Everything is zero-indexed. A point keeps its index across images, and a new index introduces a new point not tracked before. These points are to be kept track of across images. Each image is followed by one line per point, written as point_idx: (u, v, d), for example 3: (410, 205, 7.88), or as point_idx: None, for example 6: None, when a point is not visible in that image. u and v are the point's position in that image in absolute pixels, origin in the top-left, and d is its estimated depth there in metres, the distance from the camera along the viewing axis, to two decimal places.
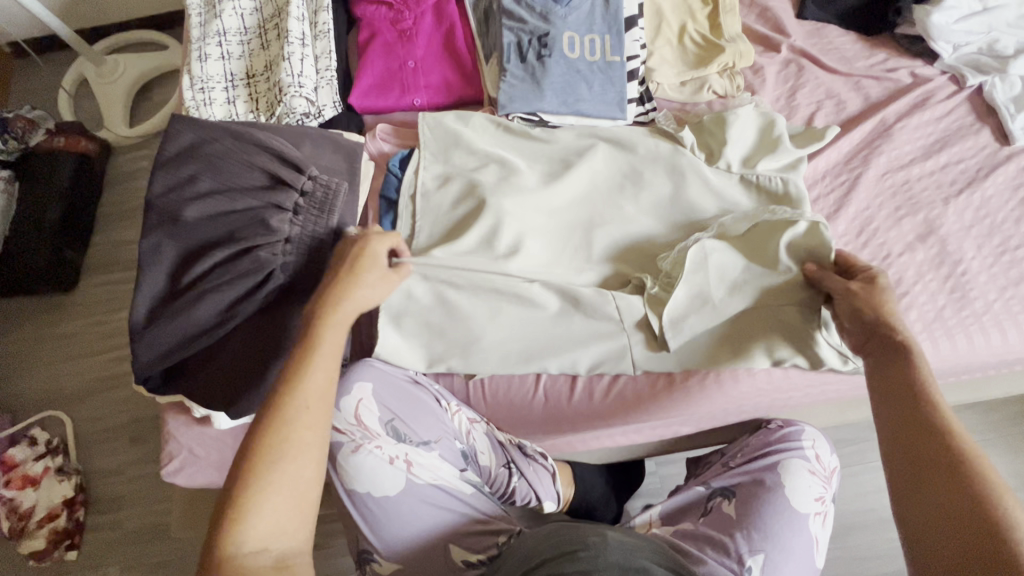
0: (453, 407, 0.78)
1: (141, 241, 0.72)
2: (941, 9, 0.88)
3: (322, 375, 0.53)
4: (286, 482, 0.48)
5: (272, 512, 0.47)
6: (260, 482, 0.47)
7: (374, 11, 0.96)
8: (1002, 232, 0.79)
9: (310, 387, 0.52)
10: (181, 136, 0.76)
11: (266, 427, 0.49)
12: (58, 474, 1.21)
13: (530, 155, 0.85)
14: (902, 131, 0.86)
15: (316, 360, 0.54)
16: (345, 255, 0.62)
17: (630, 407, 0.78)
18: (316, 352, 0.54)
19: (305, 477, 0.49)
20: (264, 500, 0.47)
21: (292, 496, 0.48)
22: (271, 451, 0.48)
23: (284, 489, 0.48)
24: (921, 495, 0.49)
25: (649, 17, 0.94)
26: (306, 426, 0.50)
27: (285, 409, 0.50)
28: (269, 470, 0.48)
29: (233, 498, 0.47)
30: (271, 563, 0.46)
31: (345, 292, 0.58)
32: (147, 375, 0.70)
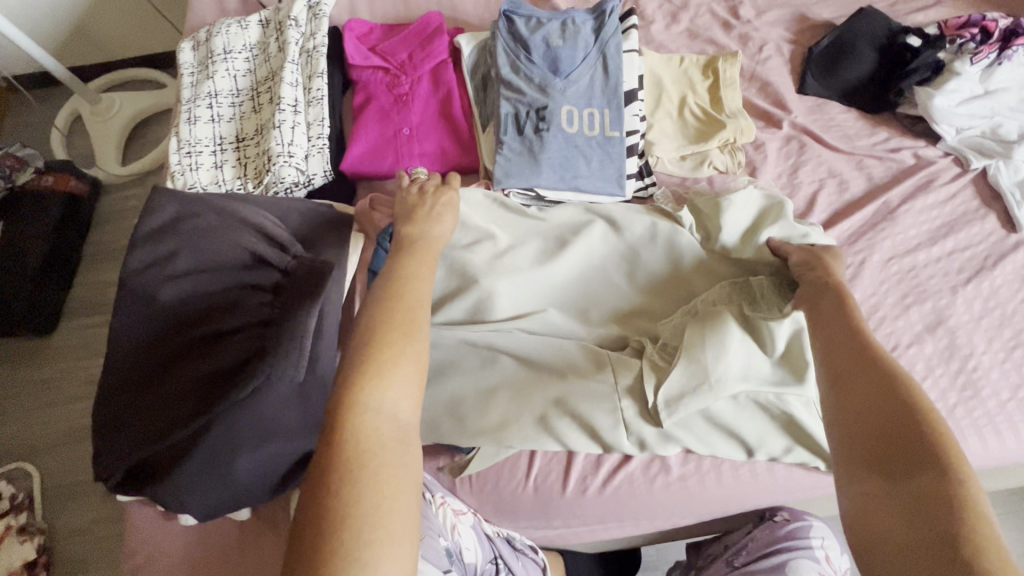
0: (437, 499, 0.72)
1: (114, 322, 0.68)
2: (943, 92, 0.87)
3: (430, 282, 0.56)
4: (412, 357, 0.48)
5: (398, 385, 0.46)
6: (388, 356, 0.47)
7: (370, 76, 0.95)
8: (1013, 325, 0.77)
9: (421, 286, 0.54)
10: (161, 211, 0.73)
11: (391, 309, 0.50)
12: (20, 534, 1.15)
13: (522, 232, 0.82)
14: (907, 215, 0.84)
15: (427, 265, 0.57)
16: (429, 194, 0.67)
17: (625, 505, 0.73)
18: (421, 262, 0.57)
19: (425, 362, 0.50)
20: (396, 371, 0.47)
21: (416, 373, 0.48)
22: (400, 329, 0.49)
23: (411, 363, 0.48)
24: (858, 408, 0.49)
25: (649, 89, 0.93)
26: (425, 315, 0.52)
27: (406, 298, 0.52)
28: (402, 340, 0.48)
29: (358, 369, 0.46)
30: (397, 429, 0.45)
31: (430, 223, 0.63)
32: (109, 473, 0.65)
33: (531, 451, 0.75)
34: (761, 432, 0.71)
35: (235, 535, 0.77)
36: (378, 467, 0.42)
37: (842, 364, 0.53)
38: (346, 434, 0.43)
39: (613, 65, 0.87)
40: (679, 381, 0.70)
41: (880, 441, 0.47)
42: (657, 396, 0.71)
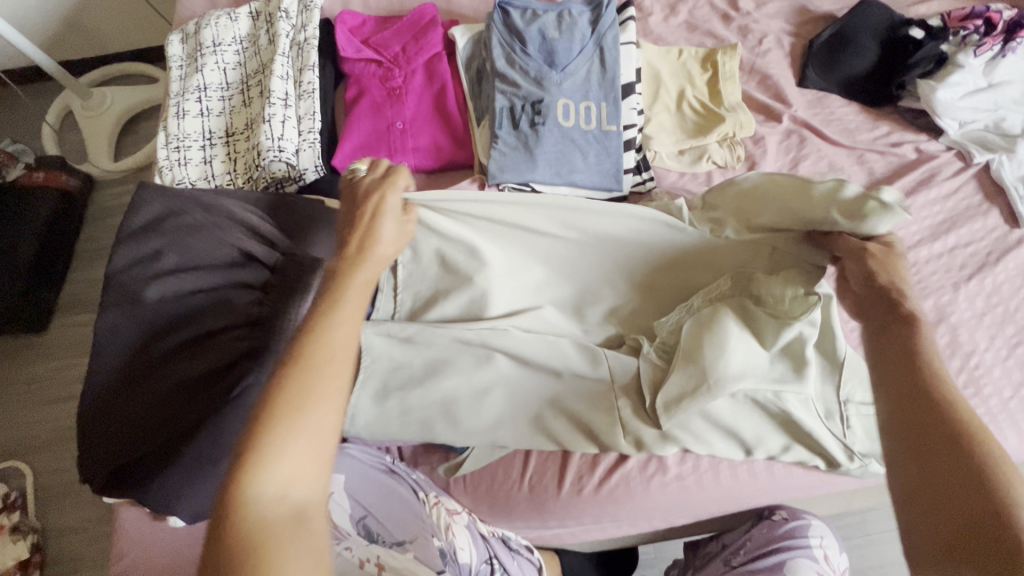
0: (431, 498, 0.73)
1: (98, 323, 0.67)
2: (945, 85, 0.85)
3: (350, 322, 0.47)
4: (310, 430, 0.41)
5: (283, 468, 0.39)
6: (271, 435, 0.39)
7: (362, 68, 0.93)
8: (1015, 322, 0.75)
9: (335, 333, 0.45)
10: (148, 207, 0.71)
11: (286, 373, 0.42)
12: (13, 534, 1.13)
13: (506, 232, 0.74)
14: (909, 210, 0.82)
15: (342, 305, 0.47)
16: (360, 211, 0.55)
17: (621, 503, 0.72)
18: (339, 297, 0.48)
19: (327, 430, 0.42)
20: (282, 449, 0.39)
21: (315, 444, 0.41)
22: (292, 397, 0.41)
23: (306, 437, 0.41)
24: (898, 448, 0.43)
25: (647, 82, 0.92)
26: (330, 371, 0.43)
27: (306, 354, 0.43)
28: (295, 413, 0.40)
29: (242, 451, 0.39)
30: (289, 515, 0.38)
31: (368, 242, 0.53)
32: (93, 475, 0.63)
33: (527, 449, 0.74)
34: (758, 429, 0.70)
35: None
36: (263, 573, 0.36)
37: (905, 419, 0.43)
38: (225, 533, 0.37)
39: (610, 57, 0.85)
40: (673, 384, 0.69)
41: (925, 487, 0.41)
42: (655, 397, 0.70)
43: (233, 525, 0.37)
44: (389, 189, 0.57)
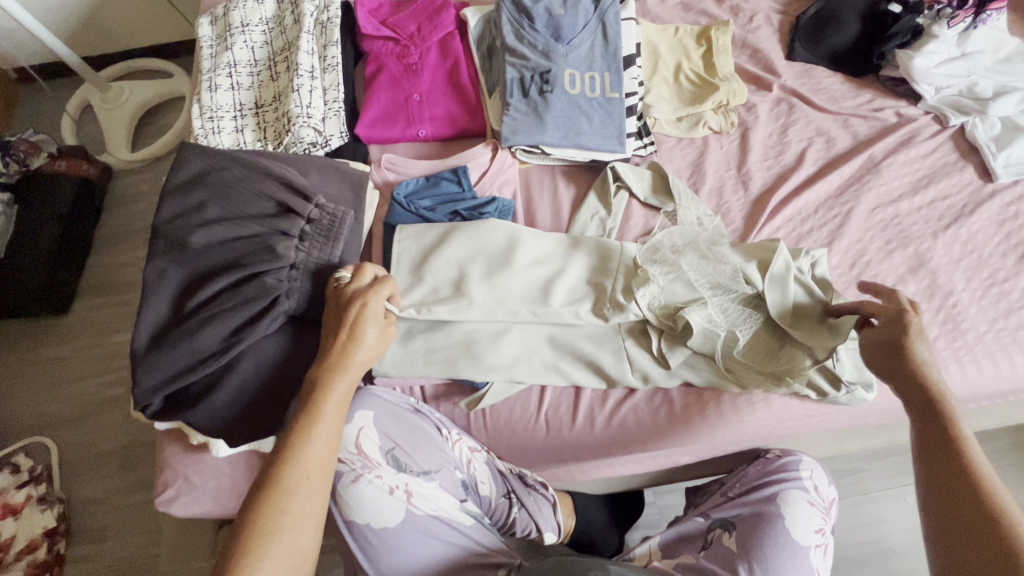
0: (454, 435, 0.78)
1: (147, 266, 0.73)
2: (922, 53, 0.92)
3: (321, 451, 0.55)
4: (282, 554, 0.50)
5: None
6: (257, 550, 0.49)
7: (381, 47, 1.00)
8: (990, 266, 0.82)
9: (310, 458, 0.54)
10: (191, 164, 0.77)
11: (266, 495, 0.51)
12: (39, 504, 1.15)
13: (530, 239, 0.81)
14: (890, 168, 0.89)
15: (318, 427, 0.55)
16: (343, 323, 0.63)
17: (630, 435, 0.78)
18: (321, 418, 0.56)
19: (298, 553, 0.51)
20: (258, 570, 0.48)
21: (287, 568, 0.50)
22: (273, 512, 0.50)
23: (279, 562, 0.49)
24: (933, 466, 0.51)
25: (647, 56, 0.99)
26: (303, 497, 0.52)
27: (285, 477, 0.52)
28: (268, 538, 0.49)
29: (234, 557, 0.48)
30: None
31: (345, 362, 0.60)
32: (147, 402, 0.69)
33: (541, 386, 0.80)
34: (777, 361, 0.75)
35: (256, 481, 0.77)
36: None
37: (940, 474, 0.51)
38: None
39: (612, 32, 0.92)
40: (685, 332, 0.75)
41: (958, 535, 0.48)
42: (661, 336, 0.77)
43: None
44: (371, 299, 0.65)
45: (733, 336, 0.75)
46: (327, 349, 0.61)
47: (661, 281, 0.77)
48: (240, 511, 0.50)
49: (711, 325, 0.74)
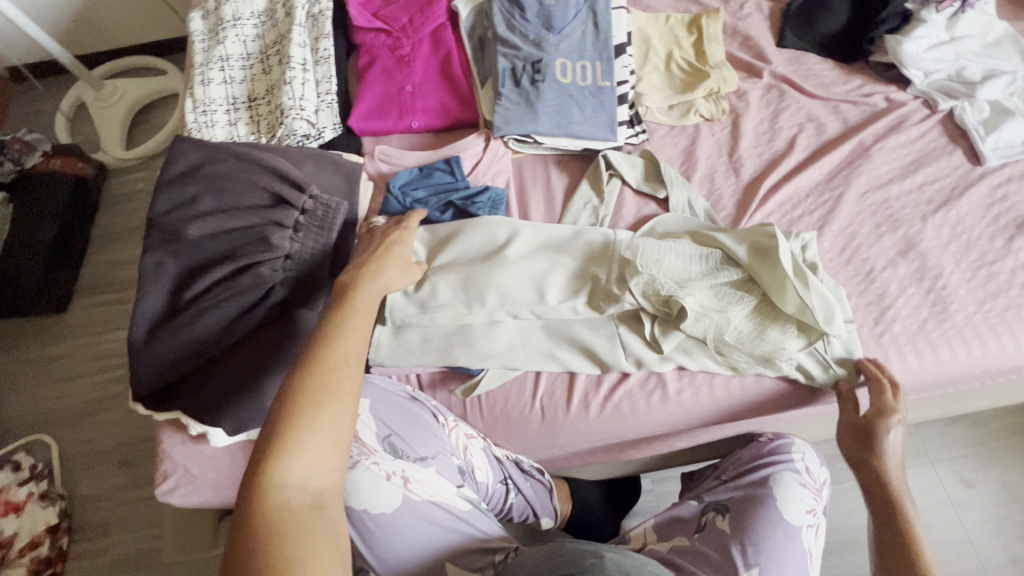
0: (450, 422, 0.78)
1: (143, 259, 0.73)
2: (910, 38, 0.93)
3: (359, 337, 0.55)
4: (327, 423, 0.49)
5: (311, 452, 0.47)
6: (303, 418, 0.48)
7: (373, 39, 1.00)
8: (978, 248, 0.83)
9: (348, 343, 0.54)
10: (185, 157, 0.78)
11: (308, 372, 0.50)
12: (42, 500, 1.16)
13: (525, 228, 0.83)
14: (880, 153, 0.90)
15: (353, 318, 0.56)
16: (374, 246, 0.68)
17: (624, 420, 0.78)
18: (357, 314, 0.57)
19: (342, 426, 0.50)
20: (305, 441, 0.47)
21: (331, 438, 0.49)
22: (315, 388, 0.49)
23: (325, 431, 0.48)
24: (889, 557, 0.63)
25: (638, 45, 0.99)
26: (344, 375, 0.51)
27: (329, 357, 0.52)
28: (313, 407, 0.49)
29: (281, 424, 0.48)
30: (310, 502, 0.46)
31: (377, 273, 0.63)
32: (146, 392, 0.70)
33: (536, 371, 0.80)
34: (772, 341, 0.75)
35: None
36: (290, 540, 0.44)
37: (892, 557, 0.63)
38: (255, 514, 0.45)
39: (603, 20, 0.93)
40: (681, 319, 0.76)
41: None
42: (655, 322, 0.77)
43: (264, 498, 0.45)
44: (401, 232, 0.71)
45: (727, 316, 0.75)
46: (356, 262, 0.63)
47: (657, 266, 0.77)
48: (283, 386, 0.49)
49: (705, 311, 0.75)
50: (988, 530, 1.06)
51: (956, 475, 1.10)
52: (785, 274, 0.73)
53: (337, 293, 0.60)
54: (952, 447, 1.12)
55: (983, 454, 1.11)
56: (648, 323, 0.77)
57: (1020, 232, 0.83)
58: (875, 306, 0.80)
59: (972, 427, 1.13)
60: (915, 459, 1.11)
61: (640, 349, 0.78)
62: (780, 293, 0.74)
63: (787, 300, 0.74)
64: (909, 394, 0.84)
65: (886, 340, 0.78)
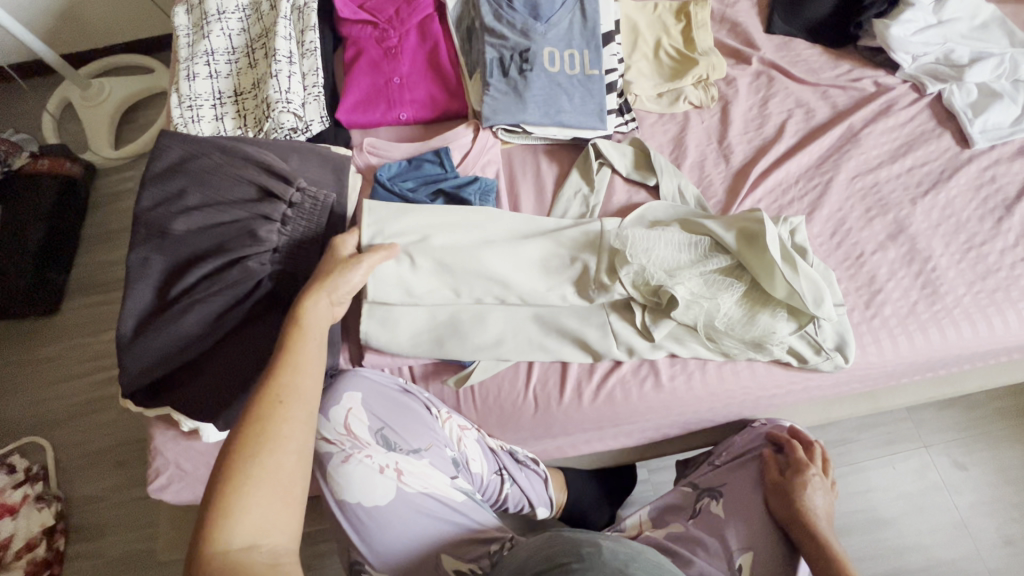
0: (443, 414, 0.78)
1: (130, 255, 0.73)
2: (898, 22, 0.93)
3: (297, 380, 0.55)
4: (270, 478, 0.49)
5: (256, 508, 0.48)
6: (241, 477, 0.48)
7: (359, 30, 0.99)
8: (968, 230, 0.83)
9: (286, 388, 0.54)
10: (170, 151, 0.77)
11: (246, 428, 0.51)
12: (38, 502, 1.15)
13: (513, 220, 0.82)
14: (869, 137, 0.90)
15: (292, 362, 0.56)
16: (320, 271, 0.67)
17: (618, 408, 0.78)
18: (300, 356, 0.57)
19: (287, 477, 0.50)
20: (248, 500, 0.48)
21: (276, 492, 0.49)
22: (253, 446, 0.50)
23: (267, 487, 0.49)
24: None
25: (626, 32, 0.99)
26: (282, 425, 0.52)
27: (263, 409, 0.52)
28: (254, 464, 0.49)
29: (220, 487, 0.48)
30: (262, 559, 0.47)
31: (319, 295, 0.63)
32: (135, 389, 0.70)
33: (528, 361, 0.80)
34: (763, 324, 0.75)
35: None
36: None
37: None
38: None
39: (591, 9, 0.92)
40: (671, 308, 0.76)
41: None
42: (646, 310, 0.77)
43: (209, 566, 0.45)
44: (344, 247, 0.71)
45: (715, 304, 0.75)
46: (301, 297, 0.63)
47: (646, 255, 0.76)
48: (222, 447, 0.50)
49: (695, 297, 0.75)
50: (982, 512, 1.07)
51: (951, 459, 1.11)
52: (775, 259, 0.73)
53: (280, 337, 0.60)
54: (946, 430, 1.13)
55: (976, 437, 1.12)
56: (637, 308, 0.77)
57: (1008, 214, 0.83)
58: (866, 289, 0.80)
59: (966, 411, 1.14)
60: (909, 443, 1.12)
61: (633, 336, 0.78)
62: (769, 278, 0.74)
63: (778, 285, 0.74)
64: (902, 376, 0.84)
65: (877, 323, 0.78)
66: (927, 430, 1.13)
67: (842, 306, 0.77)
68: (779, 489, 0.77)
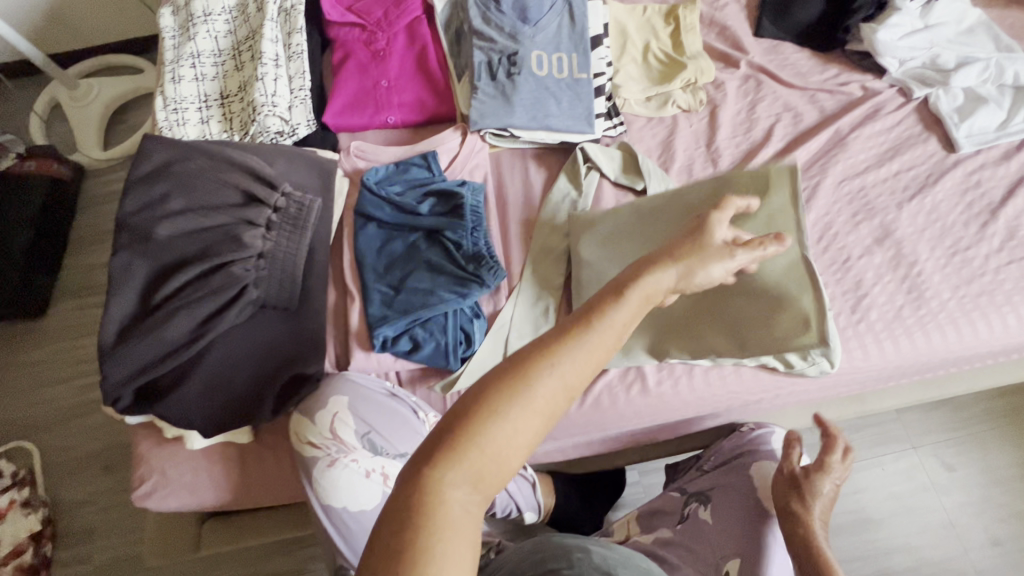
0: (430, 418, 0.77)
1: (113, 260, 0.72)
2: (885, 26, 0.93)
3: (584, 366, 0.39)
4: (490, 454, 0.38)
5: (461, 479, 0.37)
6: (474, 435, 0.37)
7: (347, 33, 0.98)
8: (953, 234, 0.83)
9: (569, 370, 0.39)
10: (153, 156, 0.77)
11: (508, 379, 0.38)
12: (25, 508, 1.14)
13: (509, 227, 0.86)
14: (856, 141, 0.90)
15: (591, 335, 0.40)
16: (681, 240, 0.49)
17: (604, 413, 0.78)
18: (601, 331, 0.40)
19: (504, 463, 0.38)
20: (459, 466, 0.37)
21: (485, 475, 0.38)
22: (495, 406, 0.38)
23: (480, 467, 0.38)
24: None
25: (615, 36, 0.99)
26: (537, 404, 0.38)
27: (538, 368, 0.38)
28: (488, 427, 0.38)
29: (452, 431, 0.38)
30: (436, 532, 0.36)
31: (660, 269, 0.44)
32: (117, 396, 0.68)
33: None
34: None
35: (234, 472, 0.77)
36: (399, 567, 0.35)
37: None
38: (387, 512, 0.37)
39: (579, 12, 0.92)
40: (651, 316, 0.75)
41: None
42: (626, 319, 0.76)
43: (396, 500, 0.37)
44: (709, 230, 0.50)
45: (705, 299, 0.77)
46: (647, 261, 0.46)
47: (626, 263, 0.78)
48: (480, 383, 0.39)
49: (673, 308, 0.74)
50: (970, 513, 1.07)
51: (940, 461, 1.11)
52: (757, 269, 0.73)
53: (610, 287, 0.43)
54: (934, 431, 1.13)
55: (963, 438, 1.12)
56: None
57: (994, 218, 0.83)
58: (852, 294, 0.81)
59: (954, 412, 1.15)
60: (897, 444, 1.13)
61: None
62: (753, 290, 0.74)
63: (769, 272, 0.73)
64: (888, 380, 0.84)
65: (862, 328, 0.79)
66: (915, 430, 1.14)
67: (830, 312, 0.77)
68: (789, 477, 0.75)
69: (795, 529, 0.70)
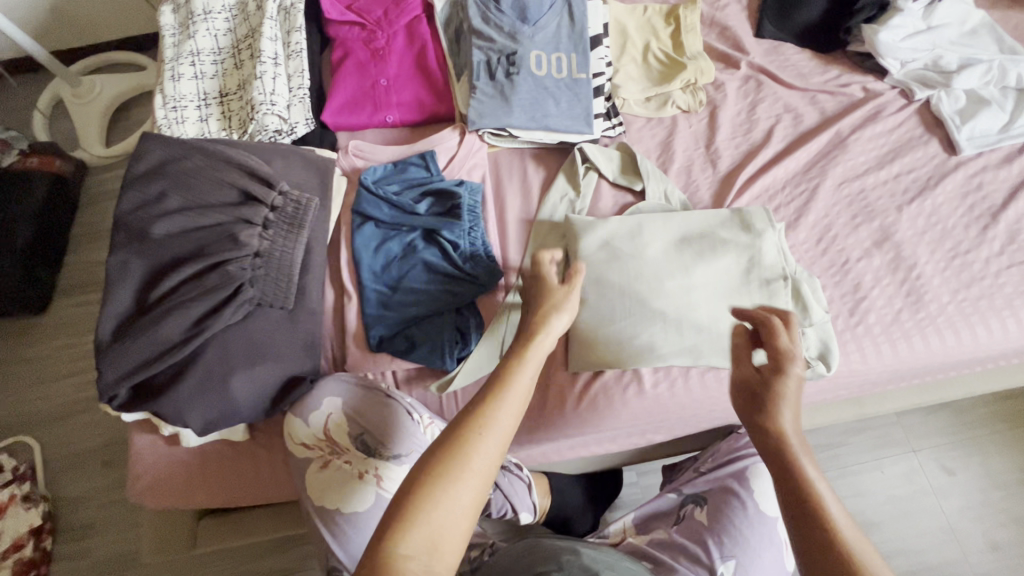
0: (425, 419, 0.74)
1: (110, 258, 0.72)
2: (887, 27, 0.92)
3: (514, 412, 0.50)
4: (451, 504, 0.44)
5: (430, 530, 0.43)
6: (432, 486, 0.44)
7: (347, 32, 0.98)
8: (953, 238, 0.83)
9: (504, 415, 0.49)
10: (151, 154, 0.77)
11: (452, 434, 0.47)
12: (25, 503, 1.14)
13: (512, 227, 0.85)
14: (857, 143, 0.90)
15: (512, 385, 0.51)
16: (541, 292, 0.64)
17: (601, 414, 0.77)
18: (518, 379, 0.52)
19: (462, 509, 0.45)
20: (425, 520, 0.43)
21: (449, 524, 0.44)
22: (449, 459, 0.45)
23: (445, 517, 0.44)
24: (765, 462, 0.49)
25: (615, 36, 0.98)
26: (482, 450, 0.47)
27: (480, 417, 0.48)
28: (448, 478, 0.45)
29: (412, 488, 0.44)
30: None
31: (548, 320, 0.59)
32: (113, 395, 0.68)
33: None
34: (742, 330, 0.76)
35: (229, 471, 0.77)
36: None
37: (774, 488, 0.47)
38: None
39: (578, 12, 0.92)
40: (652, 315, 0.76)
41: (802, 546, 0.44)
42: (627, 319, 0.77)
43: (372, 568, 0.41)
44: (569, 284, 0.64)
45: (703, 297, 0.77)
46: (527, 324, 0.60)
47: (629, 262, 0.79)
48: (432, 444, 0.47)
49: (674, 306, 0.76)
50: (969, 517, 1.07)
51: (939, 465, 1.11)
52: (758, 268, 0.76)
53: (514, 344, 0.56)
54: (933, 435, 1.13)
55: (963, 442, 1.12)
56: (616, 301, 0.77)
57: (995, 221, 0.83)
58: (850, 297, 0.80)
59: (953, 416, 1.14)
60: (896, 447, 1.12)
61: (618, 330, 0.77)
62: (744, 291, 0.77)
63: (757, 273, 0.78)
64: (886, 383, 0.84)
65: (860, 331, 0.78)
66: (914, 434, 1.13)
67: (827, 317, 0.77)
68: (745, 389, 0.53)
69: (766, 442, 0.49)
